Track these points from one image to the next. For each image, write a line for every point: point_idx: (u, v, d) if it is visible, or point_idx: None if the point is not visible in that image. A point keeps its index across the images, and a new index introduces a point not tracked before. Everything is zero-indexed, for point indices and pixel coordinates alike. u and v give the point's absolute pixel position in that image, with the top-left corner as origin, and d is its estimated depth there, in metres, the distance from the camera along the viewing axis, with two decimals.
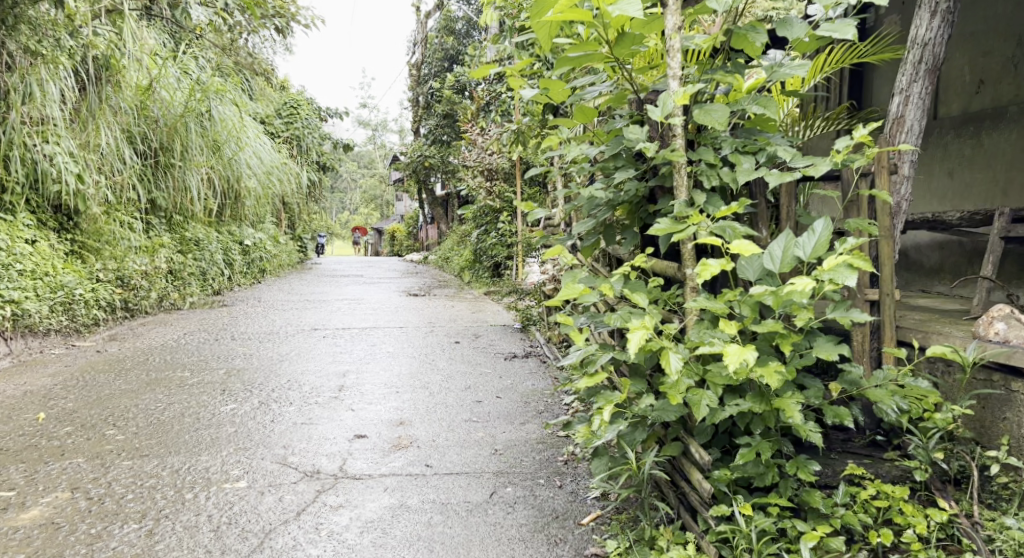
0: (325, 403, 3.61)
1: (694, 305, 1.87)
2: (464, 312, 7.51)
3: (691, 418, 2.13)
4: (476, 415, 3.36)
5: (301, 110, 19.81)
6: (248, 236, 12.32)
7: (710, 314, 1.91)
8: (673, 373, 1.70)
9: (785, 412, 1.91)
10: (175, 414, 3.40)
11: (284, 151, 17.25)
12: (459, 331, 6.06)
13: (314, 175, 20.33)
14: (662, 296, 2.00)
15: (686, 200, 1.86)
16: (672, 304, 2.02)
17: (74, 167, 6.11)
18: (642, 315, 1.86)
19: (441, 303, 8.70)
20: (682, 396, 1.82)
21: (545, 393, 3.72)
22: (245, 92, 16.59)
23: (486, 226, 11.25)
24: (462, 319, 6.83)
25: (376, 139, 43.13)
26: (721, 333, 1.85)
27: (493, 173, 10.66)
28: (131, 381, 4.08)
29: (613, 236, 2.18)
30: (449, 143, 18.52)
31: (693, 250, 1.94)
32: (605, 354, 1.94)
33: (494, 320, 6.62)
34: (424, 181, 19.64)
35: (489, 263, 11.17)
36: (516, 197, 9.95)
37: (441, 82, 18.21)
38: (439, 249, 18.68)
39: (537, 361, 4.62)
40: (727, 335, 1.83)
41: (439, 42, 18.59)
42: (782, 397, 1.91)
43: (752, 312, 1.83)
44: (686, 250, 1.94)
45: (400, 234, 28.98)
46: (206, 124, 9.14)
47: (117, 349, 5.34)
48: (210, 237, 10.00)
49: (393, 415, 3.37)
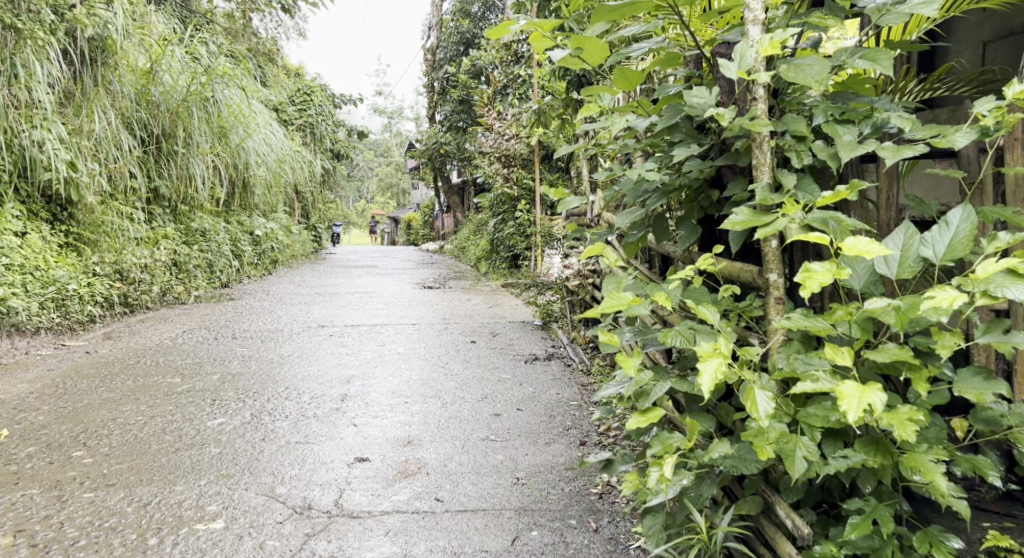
0: (325, 416, 3.21)
1: (786, 324, 1.52)
2: (481, 306, 7.08)
3: (775, 471, 1.76)
4: (494, 432, 2.96)
5: (314, 97, 19.45)
6: (259, 226, 11.96)
7: (802, 334, 1.56)
8: (762, 418, 1.37)
9: (916, 470, 1.50)
10: (156, 431, 3.02)
11: (297, 139, 16.92)
12: (475, 329, 5.66)
13: (329, 164, 19.98)
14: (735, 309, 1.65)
15: (770, 183, 1.49)
16: (747, 319, 1.66)
17: (66, 154, 5.75)
18: (715, 336, 1.46)
19: (457, 297, 8.31)
20: (772, 449, 1.50)
21: (571, 405, 3.31)
22: (255, 78, 16.24)
23: (503, 215, 10.84)
24: (479, 315, 6.42)
25: (392, 127, 42.78)
26: (818, 361, 1.49)
27: (510, 159, 10.24)
28: (115, 389, 3.71)
29: (666, 229, 1.78)
30: (465, 129, 18.10)
31: (780, 250, 1.58)
32: (662, 384, 1.54)
33: (513, 316, 6.22)
34: (440, 169, 19.25)
35: (506, 254, 10.77)
36: (535, 184, 9.53)
37: (456, 66, 17.80)
38: (455, 238, 18.29)
39: (561, 364, 4.21)
40: (829, 364, 1.48)
41: (455, 25, 18.17)
42: (913, 452, 1.51)
43: (863, 333, 1.49)
44: (771, 250, 1.58)
45: (416, 223, 28.62)
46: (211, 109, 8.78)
47: (109, 349, 4.98)
48: (218, 228, 9.66)
49: (400, 432, 2.97)
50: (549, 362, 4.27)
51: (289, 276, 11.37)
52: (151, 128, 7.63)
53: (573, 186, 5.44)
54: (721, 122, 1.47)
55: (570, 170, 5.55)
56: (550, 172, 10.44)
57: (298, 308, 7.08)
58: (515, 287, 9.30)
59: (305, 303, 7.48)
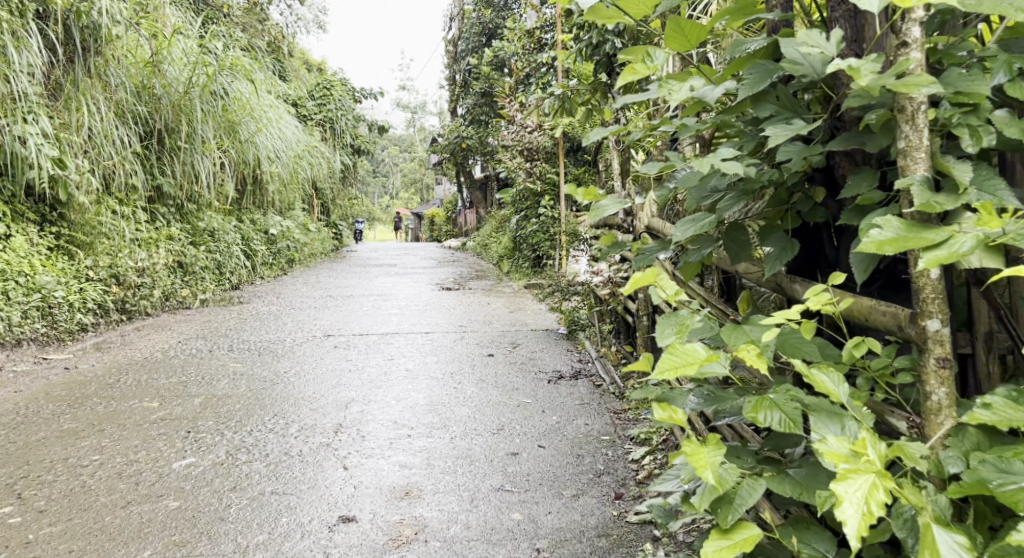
0: (312, 456, 2.73)
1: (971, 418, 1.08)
2: (503, 312, 6.58)
3: None
4: (511, 480, 2.45)
5: (334, 91, 19.04)
6: (274, 225, 11.55)
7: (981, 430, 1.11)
8: None
9: None
10: (111, 475, 2.56)
11: (315, 134, 16.52)
12: (494, 338, 5.17)
13: (349, 160, 19.57)
14: (878, 375, 1.28)
15: (928, 179, 1.09)
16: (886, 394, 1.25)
17: (52, 150, 5.34)
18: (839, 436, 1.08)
19: (477, 299, 7.84)
20: None
21: (603, 441, 2.80)
22: (271, 73, 15.86)
23: (526, 211, 10.34)
24: (500, 322, 5.92)
25: (415, 123, 42.38)
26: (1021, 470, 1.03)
27: (533, 152, 9.73)
28: (81, 417, 3.25)
29: (744, 241, 1.37)
30: (488, 123, 17.62)
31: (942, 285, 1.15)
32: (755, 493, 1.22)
33: (536, 323, 5.73)
34: (462, 164, 18.78)
35: (529, 253, 10.26)
36: (559, 178, 9.02)
37: (478, 58, 17.34)
38: (477, 236, 17.80)
39: (589, 384, 3.71)
40: None
41: (477, 15, 17.71)
42: None
43: None
44: (930, 287, 1.15)
45: (440, 220, 28.18)
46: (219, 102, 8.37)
47: (92, 363, 4.55)
48: (228, 227, 9.25)
49: (398, 479, 2.48)
50: (577, 382, 3.76)
51: (304, 277, 10.94)
52: (153, 123, 7.23)
53: (602, 182, 4.94)
54: (856, 78, 1.06)
55: (598, 165, 5.03)
56: (575, 166, 9.93)
57: (307, 313, 6.62)
58: (539, 289, 8.79)
59: (316, 308, 7.03)
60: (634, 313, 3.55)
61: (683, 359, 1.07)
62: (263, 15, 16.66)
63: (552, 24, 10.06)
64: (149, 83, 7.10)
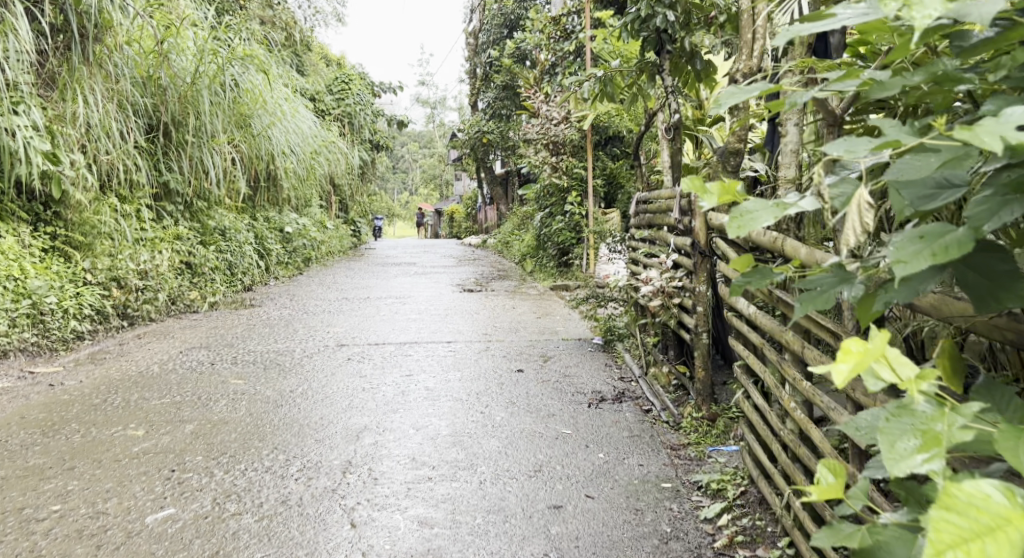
0: (314, 507, 2.27)
1: None
2: (531, 318, 6.11)
3: None
4: (557, 547, 1.99)
5: (353, 86, 18.62)
6: (289, 223, 11.12)
7: None
8: None
9: None
10: (72, 534, 2.11)
11: (333, 129, 16.11)
12: (522, 349, 4.71)
13: (367, 155, 19.13)
14: None
15: None
16: None
17: (45, 144, 4.94)
18: None
19: (501, 303, 7.38)
20: None
21: (663, 490, 2.33)
22: (288, 66, 15.46)
23: (551, 208, 9.88)
24: (528, 331, 5.46)
25: (435, 118, 41.87)
26: None
27: (559, 146, 9.25)
28: (54, 450, 2.81)
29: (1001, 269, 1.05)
30: (509, 117, 17.17)
31: None
32: None
33: (567, 330, 5.27)
34: (482, 159, 18.30)
35: (554, 252, 9.79)
36: (588, 173, 8.55)
37: (500, 50, 16.91)
38: (498, 233, 17.34)
39: (637, 410, 3.25)
40: None
41: (498, 7, 17.27)
42: None
43: None
44: None
45: (459, 216, 27.71)
46: (229, 94, 7.99)
47: (82, 377, 4.11)
48: (241, 225, 8.85)
49: (417, 543, 2.03)
50: (622, 407, 3.31)
51: (320, 277, 10.52)
52: (159, 116, 6.82)
53: (643, 179, 4.47)
54: None
55: (639, 159, 4.56)
56: (602, 161, 9.44)
57: (321, 318, 6.19)
58: (566, 291, 8.31)
59: (331, 312, 6.60)
60: (690, 329, 3.10)
61: (974, 511, 0.83)
62: (280, 7, 16.24)
63: (579, 12, 9.58)
64: (155, 73, 6.70)
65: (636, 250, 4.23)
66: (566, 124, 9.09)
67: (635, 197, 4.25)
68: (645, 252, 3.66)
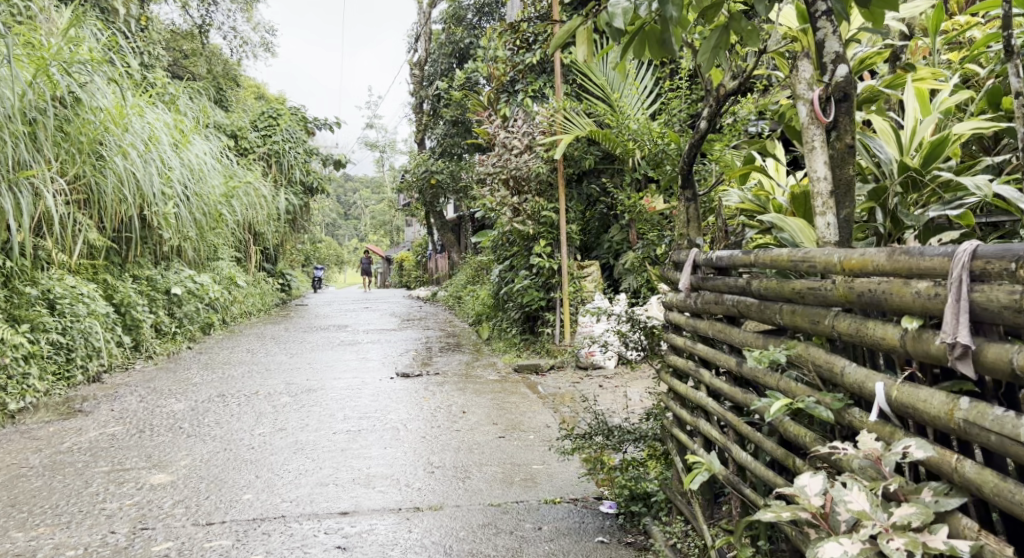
0: None
1: None
2: (489, 441, 3.97)
3: None
4: None
5: (282, 121, 16.45)
6: (178, 282, 8.91)
7: None
8: None
9: None
10: None
11: (252, 169, 13.95)
12: (474, 536, 2.68)
13: (298, 199, 16.84)
14: None
15: None
16: None
17: None
18: None
19: (447, 396, 5.34)
20: None
21: None
22: (197, 97, 13.31)
23: (510, 260, 7.90)
24: (489, 473, 3.39)
25: (385, 162, 39.61)
26: None
27: (521, 182, 7.26)
28: None
29: None
30: (460, 156, 15.22)
31: None
32: None
33: (555, 475, 3.27)
34: (429, 203, 16.20)
35: (516, 317, 7.78)
36: (561, 216, 6.67)
37: (449, 81, 15.13)
38: (449, 285, 15.26)
39: None
40: None
41: (447, 34, 15.50)
42: None
43: None
44: None
45: (408, 266, 25.49)
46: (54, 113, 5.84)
47: None
48: (93, 290, 6.66)
49: None
50: None
51: (215, 353, 8.29)
52: None
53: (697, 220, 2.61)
54: None
55: (687, 184, 2.61)
56: (576, 201, 7.40)
57: (161, 446, 4.02)
58: (536, 375, 6.18)
59: (188, 429, 4.44)
60: None
61: None
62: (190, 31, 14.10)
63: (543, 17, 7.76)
64: None
65: (713, 364, 2.35)
66: (529, 154, 7.16)
67: (700, 260, 2.42)
68: (779, 408, 1.89)
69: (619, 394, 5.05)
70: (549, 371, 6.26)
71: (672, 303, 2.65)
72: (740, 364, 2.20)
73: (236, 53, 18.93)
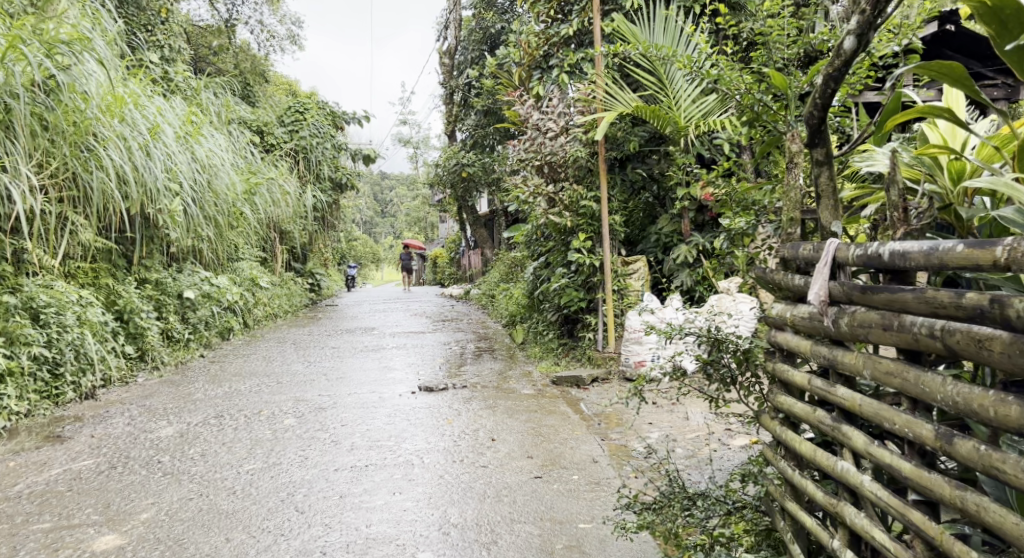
0: None
1: None
2: (522, 485, 3.21)
3: None
4: None
5: (309, 115, 15.83)
6: (190, 285, 8.28)
7: None
8: None
9: None
10: None
11: (276, 166, 13.34)
12: None
13: (326, 197, 16.23)
14: None
15: None
16: None
17: None
18: None
19: (473, 416, 4.59)
20: None
21: None
22: (218, 91, 12.75)
23: (546, 256, 7.13)
24: (522, 534, 2.64)
25: (419, 158, 38.99)
26: None
27: (558, 169, 6.47)
28: None
29: None
30: (492, 147, 14.44)
31: None
32: None
33: (610, 541, 2.52)
34: (461, 198, 15.48)
35: (554, 321, 7.00)
36: (603, 206, 5.91)
37: (480, 69, 14.38)
38: (483, 283, 14.49)
39: None
40: None
41: (477, 20, 14.75)
42: None
43: None
44: None
45: (443, 263, 24.76)
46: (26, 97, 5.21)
47: None
48: (86, 296, 6.04)
49: None
50: None
51: (227, 362, 7.66)
52: None
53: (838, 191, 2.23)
54: None
55: (817, 139, 2.21)
56: (620, 188, 6.54)
57: (129, 489, 3.33)
58: (577, 389, 5.40)
59: (170, 462, 3.76)
60: None
61: None
62: None
63: None
64: None
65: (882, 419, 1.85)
66: (566, 138, 6.37)
67: (861, 260, 1.91)
68: None
69: (677, 416, 4.25)
70: (593, 384, 5.47)
71: (788, 318, 2.17)
72: (947, 434, 1.71)
73: (262, 48, 18.35)
